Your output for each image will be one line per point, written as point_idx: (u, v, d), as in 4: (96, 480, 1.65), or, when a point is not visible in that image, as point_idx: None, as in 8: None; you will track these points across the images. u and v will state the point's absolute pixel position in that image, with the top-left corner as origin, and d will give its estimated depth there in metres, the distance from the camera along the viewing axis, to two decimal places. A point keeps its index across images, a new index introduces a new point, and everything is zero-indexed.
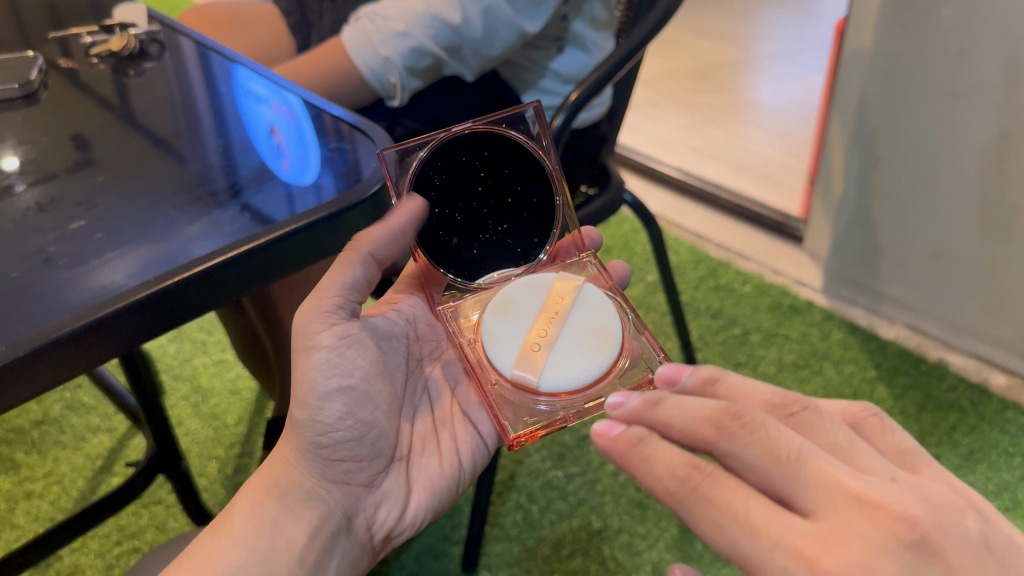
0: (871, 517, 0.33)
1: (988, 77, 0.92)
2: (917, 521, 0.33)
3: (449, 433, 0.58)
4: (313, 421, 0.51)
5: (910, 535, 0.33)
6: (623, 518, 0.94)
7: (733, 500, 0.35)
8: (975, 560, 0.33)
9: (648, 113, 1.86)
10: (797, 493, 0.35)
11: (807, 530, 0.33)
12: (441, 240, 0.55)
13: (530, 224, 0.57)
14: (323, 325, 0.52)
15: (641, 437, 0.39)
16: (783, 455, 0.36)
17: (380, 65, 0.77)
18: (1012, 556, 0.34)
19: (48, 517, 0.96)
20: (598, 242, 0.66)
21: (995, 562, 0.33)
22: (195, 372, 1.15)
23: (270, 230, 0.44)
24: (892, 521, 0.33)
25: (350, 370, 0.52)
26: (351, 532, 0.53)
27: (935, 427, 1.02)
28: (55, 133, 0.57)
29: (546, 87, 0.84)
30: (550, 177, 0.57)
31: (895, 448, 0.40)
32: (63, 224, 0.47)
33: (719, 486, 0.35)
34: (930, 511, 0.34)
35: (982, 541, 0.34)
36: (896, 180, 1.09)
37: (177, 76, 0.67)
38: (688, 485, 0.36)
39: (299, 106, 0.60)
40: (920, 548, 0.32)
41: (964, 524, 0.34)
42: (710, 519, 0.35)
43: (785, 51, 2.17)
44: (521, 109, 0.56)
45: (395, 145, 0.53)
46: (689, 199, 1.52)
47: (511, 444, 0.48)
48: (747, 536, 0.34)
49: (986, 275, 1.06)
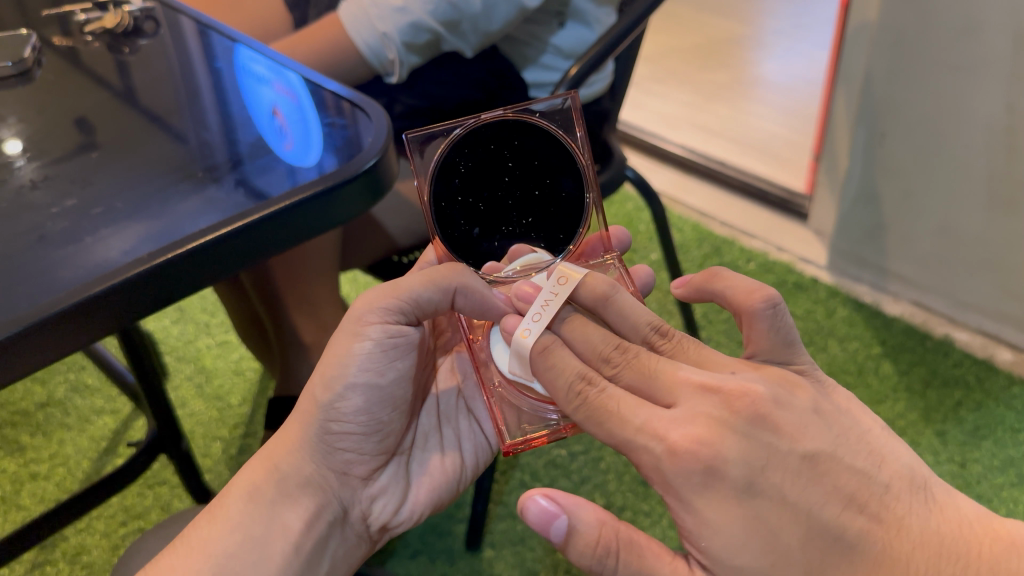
0: (715, 400, 0.40)
1: (995, 49, 0.91)
2: (758, 400, 0.40)
3: (452, 428, 0.59)
4: (330, 408, 0.50)
5: (750, 412, 0.39)
6: (627, 495, 0.94)
7: (613, 402, 0.42)
8: (806, 426, 0.40)
9: (652, 90, 1.84)
10: (661, 392, 0.42)
11: (666, 415, 0.40)
12: (462, 230, 0.55)
13: (557, 219, 0.56)
14: (379, 317, 0.50)
15: (545, 346, 0.45)
16: (649, 370, 0.43)
17: (378, 41, 0.76)
18: (838, 420, 0.41)
19: (53, 498, 0.97)
20: (626, 244, 0.65)
21: (824, 425, 0.40)
22: (198, 353, 1.15)
23: (267, 205, 0.44)
24: (735, 401, 0.40)
25: (384, 369, 0.51)
26: (346, 524, 0.53)
27: (941, 404, 1.02)
28: (51, 111, 0.56)
29: (546, 62, 0.82)
30: (582, 172, 0.57)
31: (774, 339, 0.45)
32: (57, 202, 0.46)
33: (603, 394, 0.42)
34: (771, 390, 0.41)
35: (814, 409, 0.41)
36: (903, 153, 1.07)
37: (175, 54, 0.66)
38: (579, 394, 0.43)
39: (300, 86, 0.58)
40: (761, 423, 0.39)
41: (801, 397, 0.41)
42: (596, 420, 0.42)
43: (791, 26, 2.14)
44: (557, 100, 0.56)
45: (423, 128, 0.54)
46: (694, 177, 1.51)
47: (506, 451, 0.50)
48: (623, 430, 0.41)
49: (993, 250, 1.04)
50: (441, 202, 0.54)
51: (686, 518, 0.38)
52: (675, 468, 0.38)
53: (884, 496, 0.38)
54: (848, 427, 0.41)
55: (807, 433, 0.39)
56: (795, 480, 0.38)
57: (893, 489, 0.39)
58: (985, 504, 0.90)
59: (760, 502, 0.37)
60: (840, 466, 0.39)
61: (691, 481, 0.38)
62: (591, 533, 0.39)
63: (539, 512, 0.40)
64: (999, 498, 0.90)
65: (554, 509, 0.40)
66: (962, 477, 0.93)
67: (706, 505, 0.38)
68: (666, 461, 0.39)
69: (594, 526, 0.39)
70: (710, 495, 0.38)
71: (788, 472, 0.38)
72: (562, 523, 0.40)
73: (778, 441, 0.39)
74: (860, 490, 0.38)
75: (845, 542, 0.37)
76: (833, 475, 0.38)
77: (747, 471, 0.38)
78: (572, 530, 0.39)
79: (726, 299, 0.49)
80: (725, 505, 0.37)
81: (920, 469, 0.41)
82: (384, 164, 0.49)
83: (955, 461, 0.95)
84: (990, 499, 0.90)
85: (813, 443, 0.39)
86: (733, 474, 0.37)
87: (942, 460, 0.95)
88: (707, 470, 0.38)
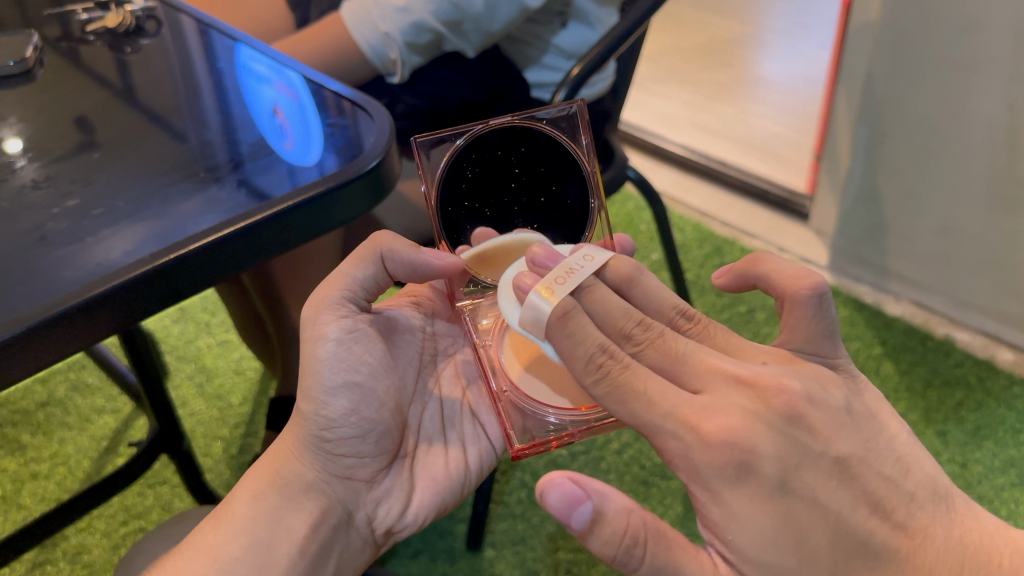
0: (750, 394, 0.40)
1: (996, 49, 0.91)
2: (794, 397, 0.40)
3: (458, 433, 0.57)
4: (315, 416, 0.51)
5: (787, 408, 0.39)
6: (628, 495, 0.94)
7: (639, 382, 0.41)
8: (839, 428, 0.40)
9: (652, 90, 1.84)
10: (691, 382, 0.42)
11: (697, 404, 0.40)
12: (468, 235, 0.56)
13: (561, 226, 0.56)
14: (332, 316, 0.51)
15: (565, 311, 0.42)
16: (676, 355, 0.43)
17: (380, 41, 0.76)
18: (869, 424, 0.42)
19: (54, 497, 0.97)
20: (630, 251, 0.64)
21: (854, 426, 0.41)
22: (199, 353, 1.15)
23: (266, 207, 0.43)
24: (771, 396, 0.40)
25: (356, 366, 0.51)
26: (351, 527, 0.52)
27: (941, 404, 1.02)
28: (52, 111, 0.56)
29: (549, 62, 0.81)
30: (587, 179, 0.56)
31: (814, 330, 0.45)
32: (58, 202, 0.46)
33: (627, 371, 0.41)
34: (806, 387, 0.41)
35: (846, 409, 0.41)
36: (902, 154, 1.07)
37: (176, 53, 0.66)
38: (601, 367, 0.41)
39: (301, 85, 0.58)
40: (797, 421, 0.39)
41: (834, 396, 0.41)
42: (620, 398, 0.41)
43: (791, 26, 2.14)
44: (565, 108, 0.56)
45: (431, 132, 0.54)
46: (694, 176, 1.51)
47: (514, 455, 0.49)
48: (649, 413, 0.40)
49: (995, 250, 1.04)
50: (448, 207, 0.55)
51: (713, 509, 0.38)
52: (707, 459, 0.38)
53: (910, 505, 0.39)
54: (879, 431, 0.41)
55: (840, 436, 0.40)
56: (826, 483, 0.38)
57: (918, 498, 0.40)
58: (986, 503, 0.90)
59: (792, 499, 0.37)
60: (869, 470, 0.39)
61: (724, 474, 0.37)
62: (618, 521, 0.39)
63: (564, 494, 0.39)
64: (999, 499, 0.90)
65: (581, 493, 0.39)
66: (962, 477, 0.93)
67: (737, 498, 0.37)
68: (698, 450, 0.38)
69: (623, 514, 0.39)
70: (743, 489, 0.37)
71: (820, 472, 0.38)
72: (586, 510, 0.39)
73: (812, 440, 0.39)
74: (886, 495, 0.39)
75: (872, 548, 0.37)
76: (863, 480, 0.39)
77: (781, 467, 0.38)
78: (599, 517, 0.39)
79: (769, 284, 0.48)
80: (757, 500, 0.37)
81: (943, 479, 0.42)
82: (388, 162, 0.49)
83: (956, 461, 0.95)
84: (991, 499, 0.90)
85: (844, 445, 0.40)
86: (767, 470, 0.37)
87: (942, 460, 0.95)
88: (740, 463, 0.37)
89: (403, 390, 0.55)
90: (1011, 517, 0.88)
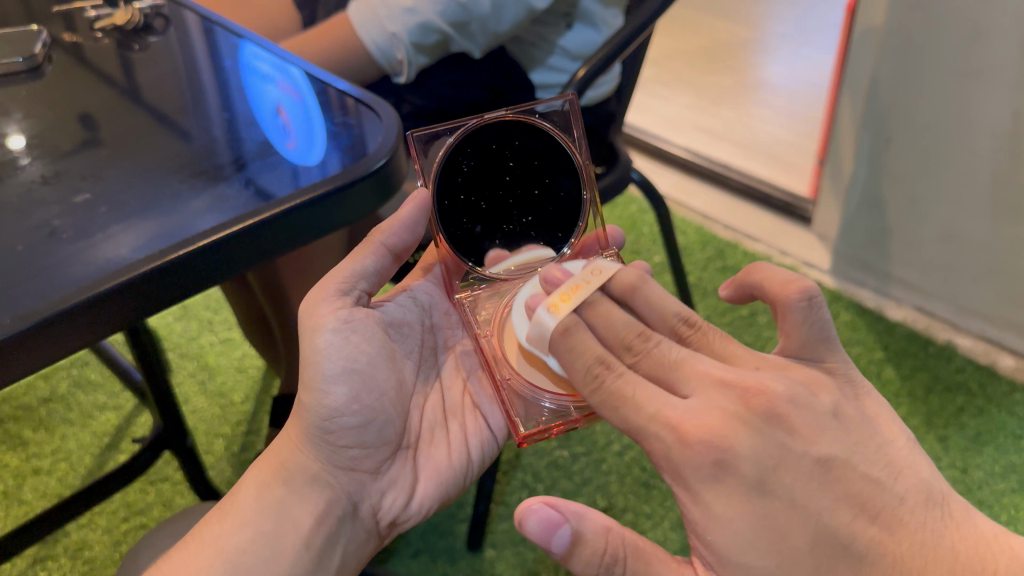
0: (733, 394, 0.40)
1: (1001, 55, 0.91)
2: (775, 399, 0.40)
3: (459, 423, 0.58)
4: (318, 407, 0.50)
5: (766, 409, 0.40)
6: (628, 497, 0.94)
7: (628, 388, 0.42)
8: (822, 430, 0.40)
9: (657, 92, 1.84)
10: (678, 382, 0.43)
11: (682, 406, 0.41)
12: (464, 228, 0.56)
13: (555, 217, 0.57)
14: (329, 308, 0.51)
15: (566, 327, 0.45)
16: (667, 363, 0.43)
17: (387, 42, 0.77)
18: (858, 425, 0.41)
19: (56, 493, 0.97)
20: (621, 242, 0.64)
21: (841, 430, 0.41)
22: (201, 350, 1.15)
23: (274, 204, 0.44)
24: (752, 398, 0.40)
25: (355, 355, 0.51)
26: (357, 519, 0.52)
27: (943, 409, 1.02)
28: (60, 108, 0.56)
29: (555, 63, 0.82)
30: (580, 171, 0.58)
31: (807, 336, 0.45)
32: (68, 198, 0.46)
33: (620, 380, 0.43)
34: (789, 389, 0.41)
35: (834, 412, 0.41)
36: (905, 158, 1.07)
37: (179, 52, 0.66)
38: (595, 378, 0.43)
39: (306, 85, 0.59)
40: (776, 421, 0.39)
41: (822, 399, 0.41)
42: (611, 406, 0.42)
43: (794, 30, 2.15)
44: (555, 102, 0.57)
45: (425, 127, 0.54)
46: (697, 179, 1.51)
47: (520, 441, 0.50)
48: (636, 417, 0.41)
49: (995, 255, 1.04)
50: (444, 201, 0.55)
51: (693, 510, 0.39)
52: (687, 458, 0.39)
53: (903, 510, 0.39)
54: (870, 436, 0.41)
55: (824, 437, 0.40)
56: (807, 484, 0.38)
57: (909, 502, 0.39)
58: (986, 509, 0.90)
59: (770, 500, 0.38)
60: (853, 473, 0.39)
61: (701, 473, 0.39)
62: (597, 542, 0.40)
63: (542, 520, 0.39)
64: (1000, 505, 0.90)
65: (558, 517, 0.40)
66: (963, 483, 0.93)
67: (715, 498, 0.38)
68: (677, 449, 0.39)
69: (601, 534, 0.40)
70: (720, 489, 0.38)
71: (806, 476, 0.38)
72: (565, 533, 0.40)
73: (791, 441, 0.39)
74: (873, 497, 0.39)
75: (857, 552, 0.37)
76: (846, 482, 0.39)
77: (758, 468, 0.38)
78: (577, 538, 0.40)
79: (761, 291, 0.48)
80: (736, 501, 0.38)
81: (938, 484, 0.41)
82: (395, 165, 0.49)
83: (956, 466, 0.95)
84: (991, 504, 0.90)
85: (827, 447, 0.40)
86: (745, 471, 0.38)
87: (943, 466, 0.95)
88: (718, 463, 0.38)
89: (405, 381, 0.55)
90: (1013, 523, 0.88)
